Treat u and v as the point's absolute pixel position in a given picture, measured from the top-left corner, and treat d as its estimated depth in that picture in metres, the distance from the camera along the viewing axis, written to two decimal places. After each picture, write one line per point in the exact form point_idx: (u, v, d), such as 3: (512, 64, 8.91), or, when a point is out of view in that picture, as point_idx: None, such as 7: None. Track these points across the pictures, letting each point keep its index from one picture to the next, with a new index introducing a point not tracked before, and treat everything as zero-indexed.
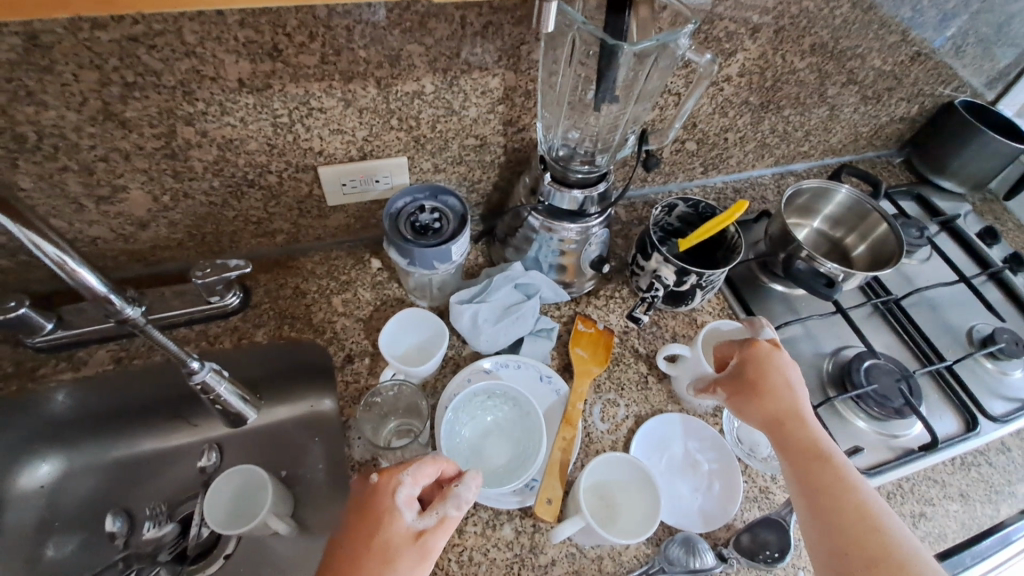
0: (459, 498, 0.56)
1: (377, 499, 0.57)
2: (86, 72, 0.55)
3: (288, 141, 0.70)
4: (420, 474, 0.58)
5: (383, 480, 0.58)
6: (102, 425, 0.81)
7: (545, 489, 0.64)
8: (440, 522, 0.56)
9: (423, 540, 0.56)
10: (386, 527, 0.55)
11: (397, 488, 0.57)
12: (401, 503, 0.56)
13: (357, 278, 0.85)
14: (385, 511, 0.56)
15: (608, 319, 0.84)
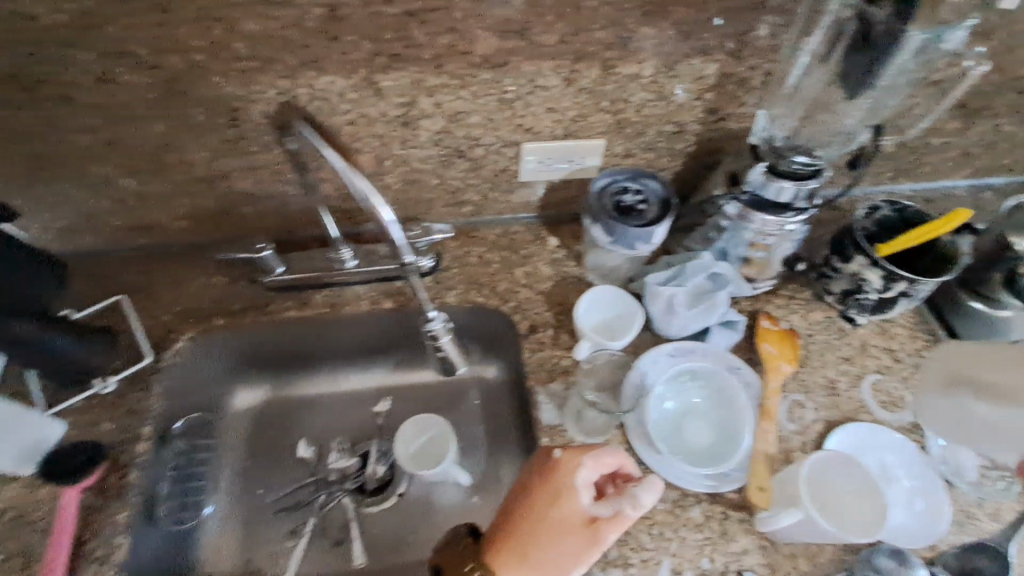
0: (638, 499, 0.56)
1: (555, 477, 0.58)
2: (365, 43, 0.62)
3: (506, 116, 0.74)
4: (601, 461, 0.59)
5: (565, 459, 0.58)
6: (301, 362, 0.90)
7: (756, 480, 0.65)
8: (614, 516, 0.56)
9: (596, 527, 0.56)
10: (561, 506, 0.57)
11: (578, 471, 0.58)
12: (581, 486, 0.57)
13: (537, 253, 0.89)
14: (562, 490, 0.57)
15: (790, 319, 0.82)
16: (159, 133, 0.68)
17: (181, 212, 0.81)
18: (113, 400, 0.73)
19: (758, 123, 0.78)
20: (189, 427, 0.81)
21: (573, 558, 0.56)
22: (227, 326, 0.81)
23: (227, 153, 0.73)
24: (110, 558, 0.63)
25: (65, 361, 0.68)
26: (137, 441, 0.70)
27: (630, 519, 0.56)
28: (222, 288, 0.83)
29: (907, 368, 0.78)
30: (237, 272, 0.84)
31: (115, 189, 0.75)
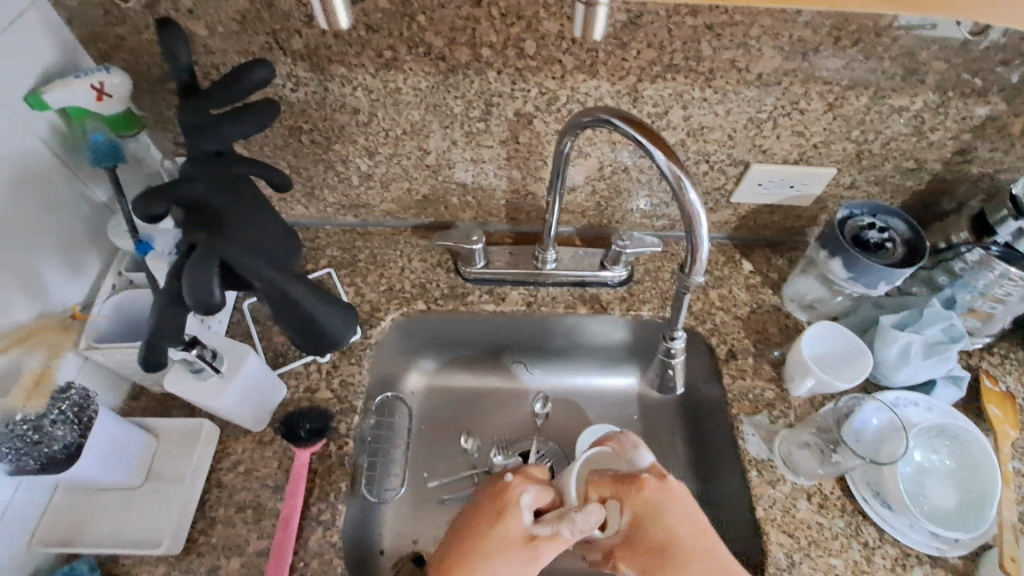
0: (578, 524, 0.58)
1: (503, 492, 0.62)
2: (649, 51, 0.61)
3: (748, 135, 0.72)
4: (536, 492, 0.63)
5: (516, 481, 0.64)
6: (473, 352, 0.91)
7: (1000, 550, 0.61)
8: (553, 536, 0.58)
9: (536, 544, 0.58)
10: (502, 526, 0.60)
11: (523, 492, 0.62)
12: (526, 504, 0.61)
13: (731, 276, 0.86)
14: (509, 503, 0.61)
15: (1008, 381, 0.77)
16: (413, 119, 0.70)
17: (394, 194, 0.83)
18: (328, 369, 0.74)
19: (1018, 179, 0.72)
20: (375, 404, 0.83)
21: (518, 570, 0.58)
22: (427, 310, 0.82)
23: (463, 143, 0.74)
24: (335, 523, 0.64)
25: (326, 338, 0.59)
26: (352, 412, 0.71)
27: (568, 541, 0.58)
28: (422, 273, 0.85)
29: None
30: (435, 257, 0.86)
31: (347, 166, 0.78)
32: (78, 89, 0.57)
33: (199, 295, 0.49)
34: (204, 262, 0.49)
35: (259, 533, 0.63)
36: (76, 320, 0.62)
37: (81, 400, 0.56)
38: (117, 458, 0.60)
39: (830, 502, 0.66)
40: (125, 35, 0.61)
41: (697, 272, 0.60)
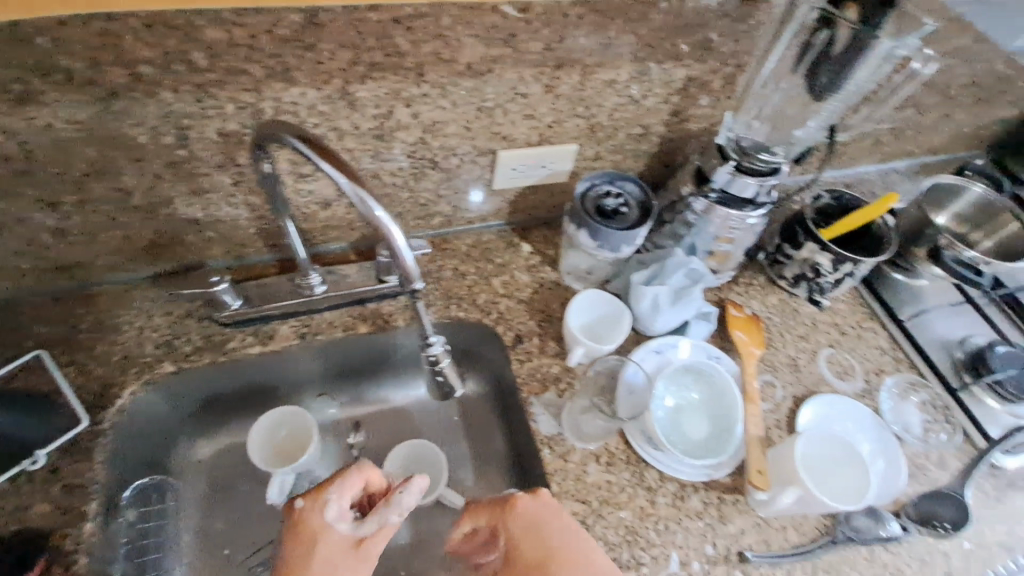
0: (401, 506, 0.58)
1: (308, 520, 0.59)
2: (342, 51, 0.56)
3: (483, 124, 0.71)
4: (345, 488, 0.61)
5: (309, 505, 0.59)
6: (263, 399, 0.82)
7: (755, 462, 0.67)
8: (381, 528, 0.59)
9: (365, 546, 0.58)
10: (321, 542, 0.58)
11: (324, 507, 0.59)
12: (333, 519, 0.59)
13: (512, 260, 0.88)
14: (317, 532, 0.58)
15: (752, 305, 0.89)
16: (90, 158, 0.59)
17: (111, 246, 0.70)
18: (46, 475, 0.62)
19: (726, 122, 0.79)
20: (138, 493, 0.70)
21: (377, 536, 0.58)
22: (179, 371, 0.71)
23: (170, 177, 0.64)
24: None
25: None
26: (82, 520, 0.60)
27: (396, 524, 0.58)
28: (168, 328, 0.73)
29: (850, 339, 0.88)
30: (184, 307, 0.75)
31: (27, 226, 0.64)
32: None
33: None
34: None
35: None
36: None
37: None
38: None
39: (616, 459, 0.71)
40: None
41: (413, 280, 0.56)
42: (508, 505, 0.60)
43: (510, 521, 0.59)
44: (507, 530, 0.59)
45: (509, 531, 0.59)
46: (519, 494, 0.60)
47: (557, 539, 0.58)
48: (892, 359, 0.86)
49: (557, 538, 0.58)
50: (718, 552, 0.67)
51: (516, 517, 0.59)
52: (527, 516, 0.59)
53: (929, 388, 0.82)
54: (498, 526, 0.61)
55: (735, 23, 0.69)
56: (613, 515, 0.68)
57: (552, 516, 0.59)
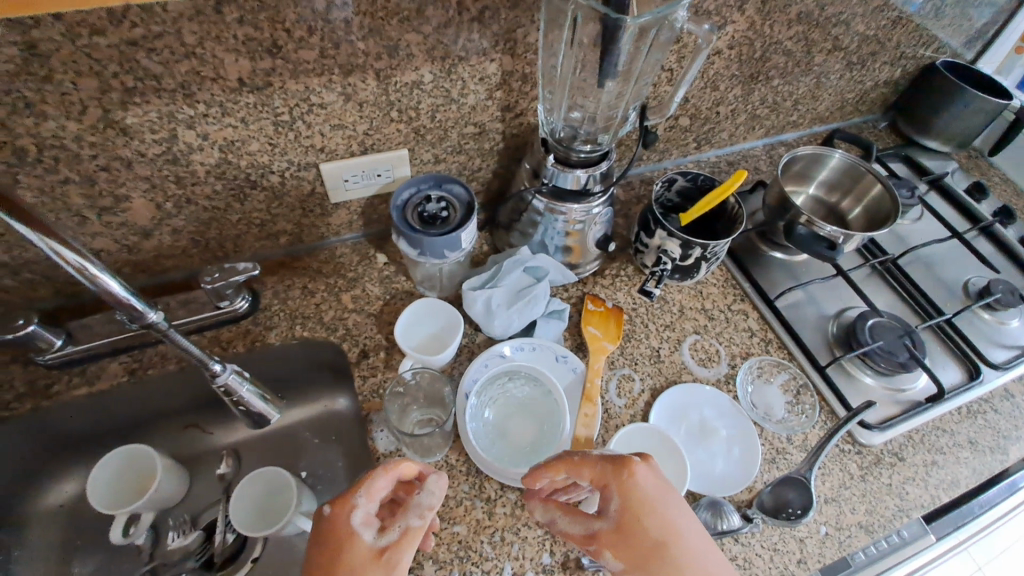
0: (423, 505, 0.55)
1: (335, 528, 0.54)
2: (85, 79, 0.55)
3: (289, 139, 0.69)
4: (374, 490, 0.55)
5: (336, 510, 0.54)
6: (117, 438, 0.80)
7: None
8: (402, 536, 0.53)
9: (387, 557, 0.52)
10: (344, 554, 0.52)
11: (350, 513, 0.54)
12: (358, 527, 0.53)
13: (364, 273, 0.85)
14: (344, 539, 0.53)
15: (616, 298, 0.85)
16: None
17: None
18: None
19: (539, 115, 0.77)
20: None
21: (403, 553, 0.52)
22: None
23: None
24: None
25: None
26: None
27: (420, 531, 0.54)
28: None
29: (718, 324, 0.84)
30: (9, 353, 0.73)
31: None
32: None
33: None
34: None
35: None
36: None
37: None
38: None
39: (456, 471, 0.68)
40: None
41: (147, 313, 0.55)
42: (625, 468, 0.54)
43: (629, 491, 0.54)
44: (623, 498, 0.54)
45: (624, 499, 0.54)
46: (643, 466, 0.55)
47: (656, 524, 0.53)
48: (762, 340, 0.83)
49: (654, 525, 0.53)
50: (555, 560, 0.63)
51: (641, 487, 0.54)
52: (647, 486, 0.54)
53: (793, 368, 0.81)
54: (607, 483, 0.55)
55: (530, 12, 0.66)
56: (447, 531, 0.64)
57: (652, 490, 0.54)
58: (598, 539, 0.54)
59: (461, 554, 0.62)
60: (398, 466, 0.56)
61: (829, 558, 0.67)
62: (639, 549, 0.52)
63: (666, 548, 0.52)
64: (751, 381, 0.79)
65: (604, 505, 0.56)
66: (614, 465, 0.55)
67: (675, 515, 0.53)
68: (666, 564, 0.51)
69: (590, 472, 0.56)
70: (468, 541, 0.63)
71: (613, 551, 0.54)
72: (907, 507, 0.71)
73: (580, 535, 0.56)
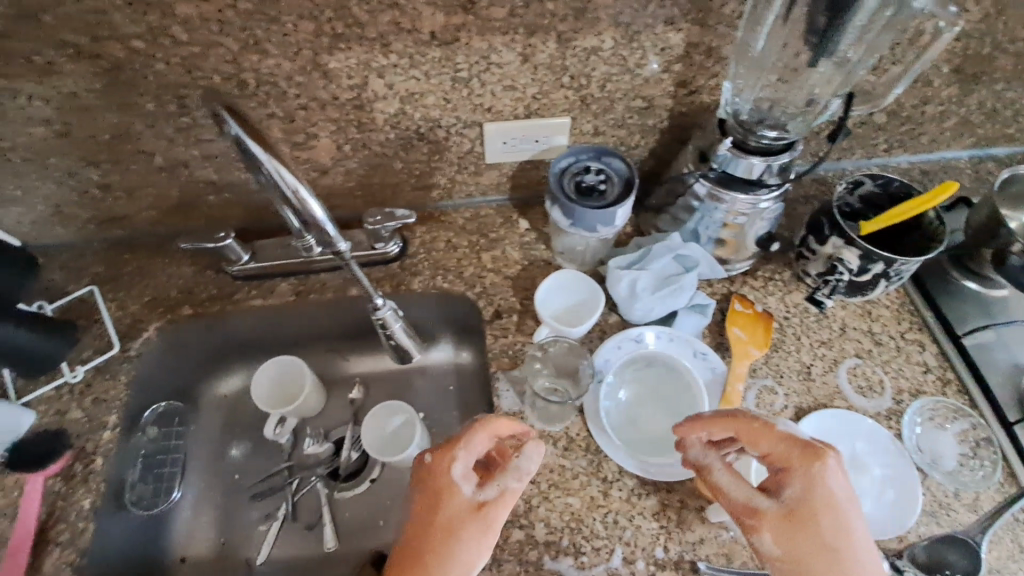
0: (522, 470, 0.59)
1: (434, 477, 0.60)
2: (305, 23, 0.60)
3: (462, 95, 0.71)
4: (473, 448, 0.61)
5: (437, 461, 0.60)
6: (274, 349, 0.90)
7: None
8: (501, 494, 0.59)
9: (486, 511, 0.58)
10: (445, 504, 0.59)
11: (451, 466, 0.60)
12: (458, 477, 0.59)
13: (506, 236, 0.87)
14: (445, 489, 0.59)
15: (767, 302, 0.79)
16: (112, 122, 0.68)
17: (149, 201, 0.81)
18: (81, 389, 0.74)
19: (723, 94, 0.70)
20: (160, 415, 0.82)
21: (499, 511, 0.58)
22: (195, 315, 0.81)
23: (181, 141, 0.72)
24: (74, 542, 0.64)
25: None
26: (102, 429, 0.71)
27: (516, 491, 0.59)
28: (191, 277, 0.83)
29: (885, 351, 0.75)
30: (205, 259, 0.84)
31: (78, 180, 0.76)
32: None
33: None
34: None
35: None
36: None
37: None
38: None
39: (575, 445, 0.68)
40: None
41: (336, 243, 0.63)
42: (817, 460, 0.53)
43: (814, 486, 0.53)
44: (805, 488, 0.53)
45: (808, 489, 0.53)
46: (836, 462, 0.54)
47: (829, 526, 0.52)
48: (940, 380, 0.72)
49: (831, 526, 0.52)
50: (667, 556, 0.62)
51: (829, 483, 0.53)
52: (821, 491, 0.52)
53: (973, 418, 0.69)
54: (789, 467, 0.54)
55: None
56: (561, 501, 0.65)
57: (842, 495, 0.52)
58: (762, 516, 0.53)
59: (573, 526, 0.64)
60: (498, 423, 0.61)
61: None
62: (797, 535, 0.52)
63: (835, 550, 0.52)
64: (919, 423, 0.69)
65: (773, 486, 0.55)
66: (805, 451, 0.54)
67: (859, 525, 0.53)
68: (838, 567, 0.51)
69: (770, 449, 0.55)
70: (581, 514, 0.64)
71: (776, 535, 0.53)
72: None
73: (738, 503, 0.54)
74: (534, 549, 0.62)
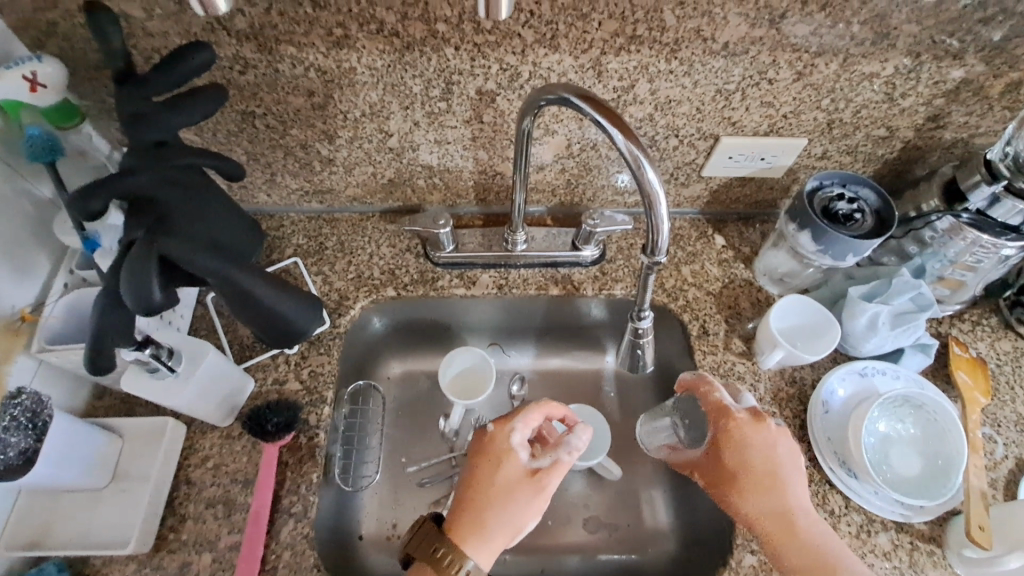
0: (572, 446, 0.62)
1: (494, 443, 0.64)
2: (610, 22, 0.59)
3: (716, 108, 0.70)
4: (529, 421, 0.65)
5: (497, 430, 0.65)
6: (452, 334, 0.90)
7: (975, 514, 0.59)
8: (553, 465, 0.62)
9: (539, 478, 0.62)
10: (503, 467, 0.63)
11: (510, 435, 0.64)
12: (516, 446, 0.63)
13: (703, 251, 0.86)
14: (501, 453, 0.63)
15: (977, 346, 0.77)
16: (372, 101, 0.68)
17: (360, 179, 0.81)
18: (296, 361, 0.74)
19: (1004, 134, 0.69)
20: (355, 393, 0.85)
21: (552, 478, 0.62)
22: (397, 296, 0.81)
23: (426, 125, 0.72)
24: (306, 515, 0.64)
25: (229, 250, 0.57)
26: (322, 403, 0.71)
27: (569, 463, 0.63)
28: (391, 259, 0.83)
29: None
30: (404, 242, 0.85)
31: (308, 152, 0.76)
32: (11, 82, 0.55)
33: (139, 292, 0.48)
34: (141, 262, 0.47)
35: (229, 528, 0.63)
36: (26, 323, 0.61)
37: (33, 405, 0.56)
38: (215, 389, 0.63)
39: None
40: (57, 20, 0.59)
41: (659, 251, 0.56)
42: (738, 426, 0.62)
43: (749, 442, 0.61)
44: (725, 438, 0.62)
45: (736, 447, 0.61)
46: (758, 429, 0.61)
47: (762, 460, 0.60)
48: None
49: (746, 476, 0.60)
50: None
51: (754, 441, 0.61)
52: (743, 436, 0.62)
53: None
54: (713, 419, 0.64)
55: None
56: None
57: (767, 447, 0.61)
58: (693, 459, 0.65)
59: None
60: (550, 406, 0.66)
61: None
62: (721, 441, 0.62)
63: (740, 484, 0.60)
64: None
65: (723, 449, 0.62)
66: (752, 415, 0.63)
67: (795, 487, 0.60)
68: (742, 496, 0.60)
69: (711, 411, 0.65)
70: None
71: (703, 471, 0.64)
72: None
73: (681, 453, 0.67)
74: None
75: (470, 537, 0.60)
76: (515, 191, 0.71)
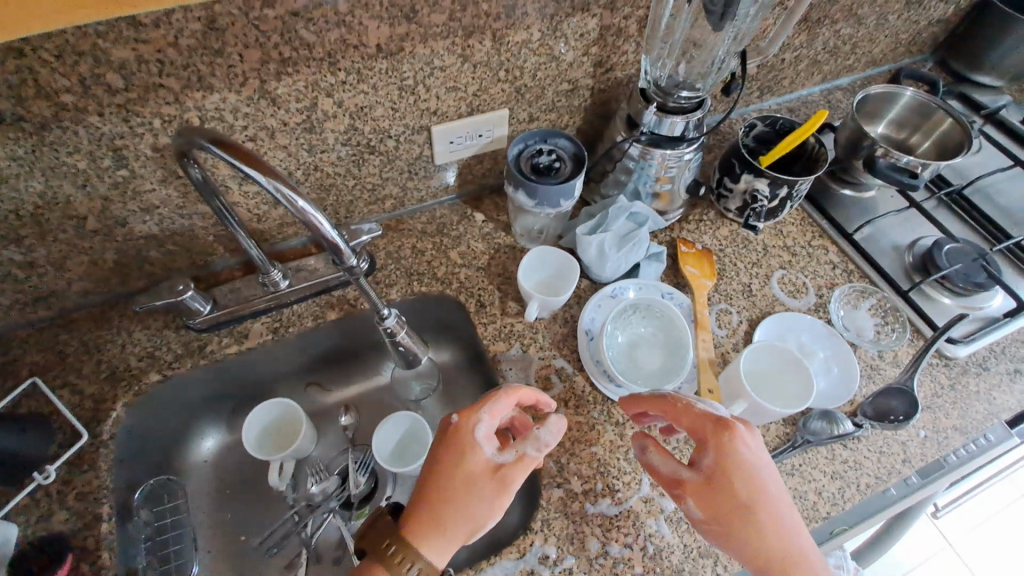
0: (540, 440, 0.60)
1: (460, 437, 0.61)
2: (250, 51, 0.59)
3: (409, 103, 0.74)
4: (496, 411, 0.63)
5: (462, 422, 0.62)
6: (256, 390, 0.86)
7: (706, 382, 0.71)
8: (519, 459, 0.60)
9: (502, 472, 0.59)
10: (467, 460, 0.59)
11: (476, 427, 0.61)
12: (481, 437, 0.60)
13: (466, 232, 0.91)
14: (466, 447, 0.60)
15: (703, 240, 0.91)
16: (37, 188, 0.63)
17: (79, 271, 0.74)
18: (59, 488, 0.67)
19: (643, 67, 0.82)
20: (148, 495, 0.75)
21: (518, 474, 0.59)
22: (165, 378, 0.76)
23: (118, 197, 0.67)
24: None
25: None
26: (98, 521, 0.66)
27: (536, 460, 0.60)
28: (148, 341, 0.78)
29: (802, 259, 0.90)
30: (160, 319, 0.79)
31: None
32: None
33: None
34: None
35: None
36: None
37: None
38: None
39: (583, 400, 0.75)
40: None
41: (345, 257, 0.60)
42: (727, 431, 0.59)
43: (731, 452, 0.58)
44: (718, 457, 0.59)
45: (721, 457, 0.58)
46: (741, 433, 0.59)
47: (744, 468, 0.58)
48: (844, 271, 0.89)
49: (743, 488, 0.57)
50: None
51: (738, 452, 0.58)
52: (737, 458, 0.58)
53: (879, 292, 0.86)
54: (704, 439, 0.60)
55: None
56: (585, 451, 0.72)
57: (747, 450, 0.59)
58: (684, 486, 0.59)
59: (601, 470, 0.71)
60: (519, 394, 0.65)
61: (932, 457, 0.73)
62: (712, 458, 0.59)
63: (752, 509, 0.57)
64: (842, 307, 0.85)
65: (695, 457, 0.60)
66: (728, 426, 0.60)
67: (768, 486, 0.58)
68: (749, 522, 0.57)
69: (688, 424, 0.62)
70: (606, 458, 0.72)
71: (697, 499, 0.59)
72: (996, 410, 0.77)
73: (664, 477, 0.61)
74: (575, 501, 0.69)
75: (429, 534, 0.57)
76: (239, 237, 0.69)
